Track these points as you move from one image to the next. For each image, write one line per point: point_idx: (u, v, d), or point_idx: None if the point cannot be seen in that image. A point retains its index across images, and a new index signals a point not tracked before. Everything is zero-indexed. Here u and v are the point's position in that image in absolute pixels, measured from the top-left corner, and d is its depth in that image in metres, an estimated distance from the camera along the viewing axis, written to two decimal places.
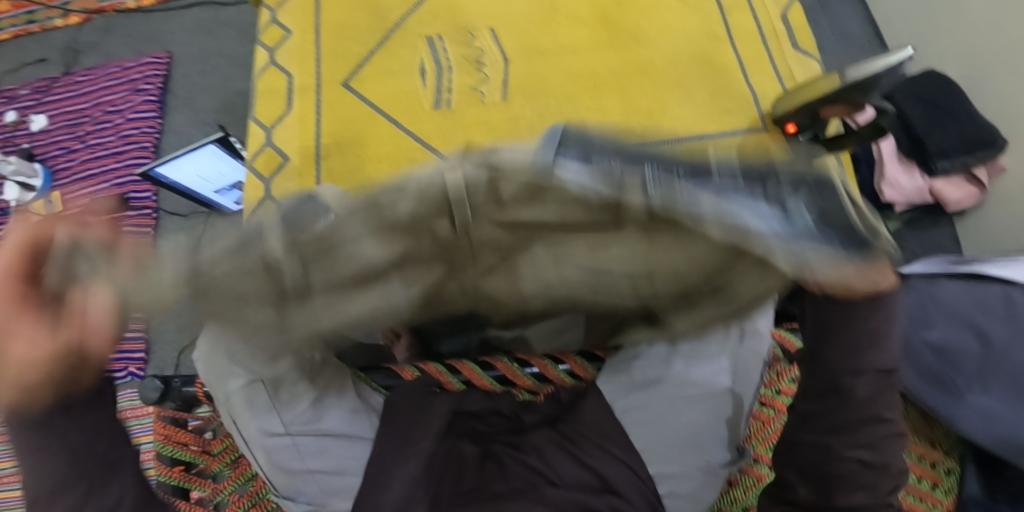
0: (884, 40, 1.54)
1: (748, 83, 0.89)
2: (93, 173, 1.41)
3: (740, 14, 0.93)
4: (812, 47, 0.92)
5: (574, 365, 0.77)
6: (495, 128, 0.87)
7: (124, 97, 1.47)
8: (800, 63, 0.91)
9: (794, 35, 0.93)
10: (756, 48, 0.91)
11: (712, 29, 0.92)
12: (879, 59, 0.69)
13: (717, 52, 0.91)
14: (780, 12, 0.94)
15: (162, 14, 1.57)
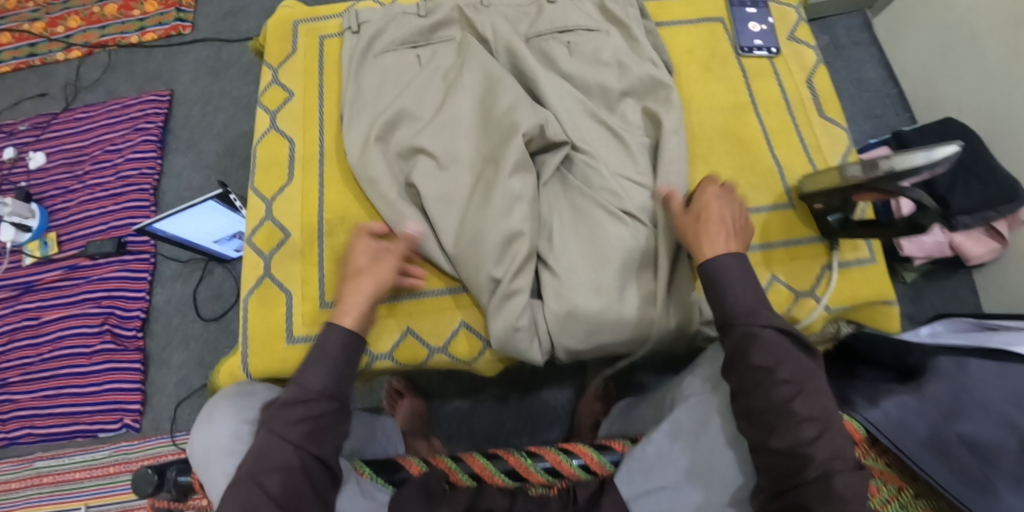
0: (900, 85, 1.51)
1: (774, 157, 0.88)
2: (90, 214, 1.38)
3: (762, 79, 0.93)
4: (838, 116, 0.92)
5: (590, 459, 0.75)
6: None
7: (124, 135, 1.44)
8: (825, 132, 0.90)
9: (820, 102, 0.93)
10: (782, 118, 0.91)
11: (736, 97, 0.92)
12: (919, 151, 0.66)
13: (741, 123, 0.90)
14: (805, 77, 0.94)
15: (166, 50, 1.55)
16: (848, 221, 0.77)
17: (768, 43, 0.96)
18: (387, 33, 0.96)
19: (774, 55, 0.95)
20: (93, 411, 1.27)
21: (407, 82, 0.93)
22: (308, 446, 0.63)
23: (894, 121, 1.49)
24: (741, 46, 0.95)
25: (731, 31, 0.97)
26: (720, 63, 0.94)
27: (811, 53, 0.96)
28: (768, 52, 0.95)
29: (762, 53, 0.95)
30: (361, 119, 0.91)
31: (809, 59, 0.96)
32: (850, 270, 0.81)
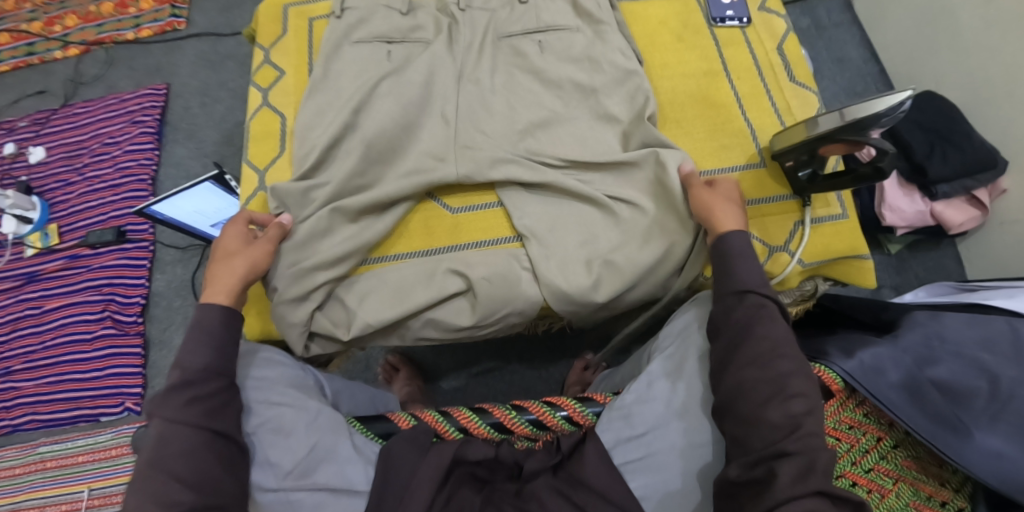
0: (881, 63, 1.53)
1: (746, 119, 0.91)
2: (91, 205, 1.41)
3: (734, 48, 0.96)
4: (809, 80, 0.95)
5: (573, 410, 0.77)
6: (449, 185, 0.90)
7: (122, 128, 1.47)
8: (797, 96, 0.93)
9: (791, 68, 0.95)
10: (754, 84, 0.94)
11: (708, 65, 0.95)
12: (878, 98, 0.69)
13: (713, 88, 0.93)
14: (776, 45, 0.97)
15: (163, 46, 1.58)
16: (817, 175, 0.81)
17: (740, 13, 0.99)
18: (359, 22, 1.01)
19: (745, 25, 0.98)
20: (96, 396, 1.29)
21: (372, 74, 0.96)
22: (205, 423, 0.65)
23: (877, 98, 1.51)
24: (714, 17, 0.98)
25: (704, 3, 1.00)
26: (693, 34, 0.98)
27: (781, 22, 0.99)
28: (739, 22, 0.98)
29: (734, 23, 0.98)
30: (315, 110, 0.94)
31: (779, 27, 0.99)
32: (822, 225, 0.84)
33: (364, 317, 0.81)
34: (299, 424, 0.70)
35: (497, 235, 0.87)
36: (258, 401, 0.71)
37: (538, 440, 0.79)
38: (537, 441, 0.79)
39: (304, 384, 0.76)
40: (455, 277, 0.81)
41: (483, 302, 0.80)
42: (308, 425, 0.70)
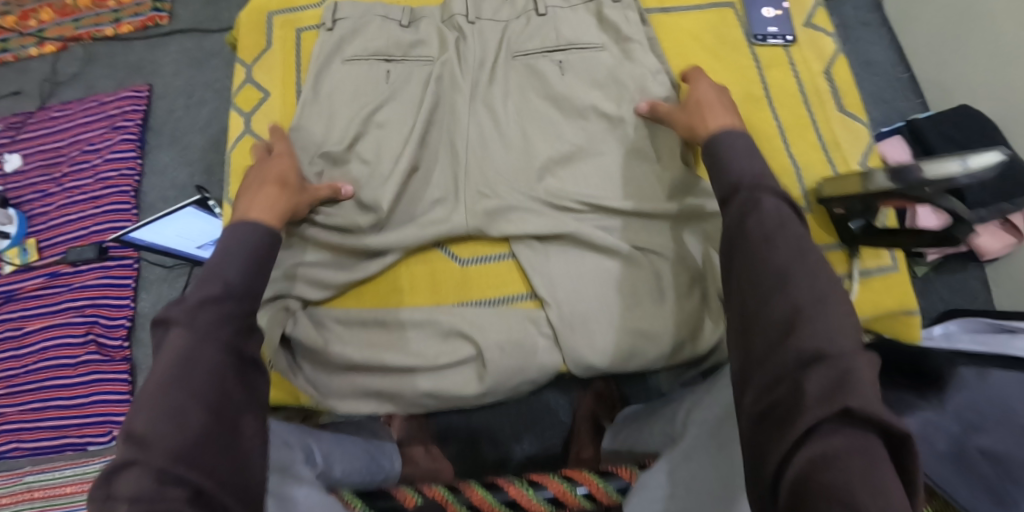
0: (910, 69, 1.44)
1: (790, 155, 0.83)
2: (71, 218, 1.32)
3: (777, 71, 0.88)
4: (859, 110, 0.86)
5: (594, 488, 0.71)
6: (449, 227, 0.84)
7: (101, 134, 1.37)
8: (845, 127, 0.85)
9: (839, 96, 0.87)
10: (798, 112, 0.85)
11: (748, 89, 0.87)
12: (954, 157, 0.60)
13: (755, 116, 0.85)
14: (823, 68, 0.88)
15: (144, 42, 1.47)
16: (872, 226, 0.73)
17: (784, 30, 0.90)
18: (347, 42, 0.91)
19: (789, 43, 0.89)
20: (82, 424, 1.23)
21: (368, 98, 0.87)
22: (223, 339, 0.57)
23: (905, 106, 1.42)
24: (754, 34, 0.89)
25: (744, 18, 0.91)
26: (732, 52, 0.89)
27: (829, 42, 0.90)
28: (783, 40, 0.89)
29: (778, 41, 0.89)
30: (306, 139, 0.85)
31: (828, 47, 0.90)
32: (871, 278, 0.77)
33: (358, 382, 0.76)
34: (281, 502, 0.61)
35: (509, 291, 0.80)
36: None
37: None
38: None
39: (288, 463, 0.67)
40: (464, 342, 0.76)
41: (490, 372, 0.74)
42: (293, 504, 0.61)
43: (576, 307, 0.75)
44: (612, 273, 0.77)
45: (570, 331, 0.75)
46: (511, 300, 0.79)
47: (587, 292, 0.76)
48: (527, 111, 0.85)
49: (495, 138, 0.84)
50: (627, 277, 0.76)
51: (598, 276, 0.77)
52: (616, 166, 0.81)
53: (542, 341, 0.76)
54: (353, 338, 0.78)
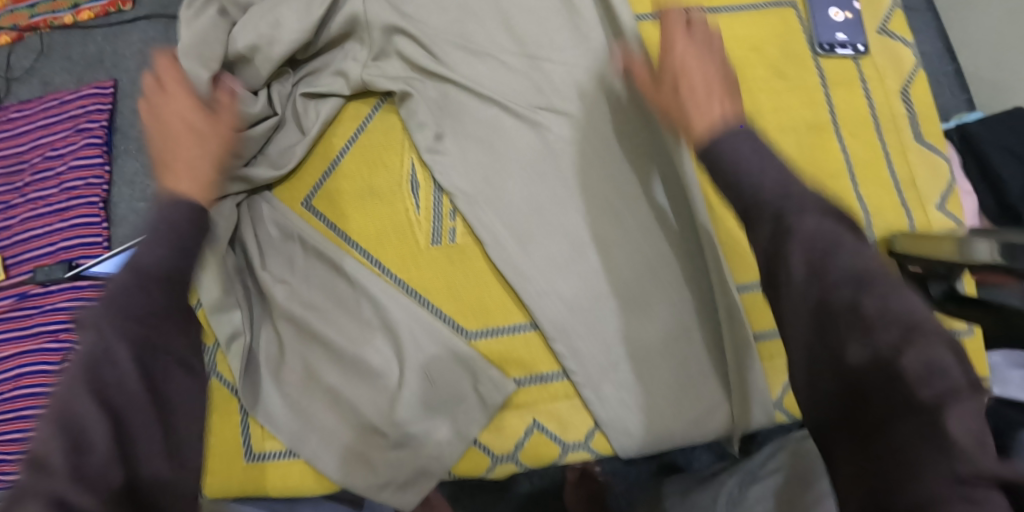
0: (957, 59, 1.30)
1: (860, 199, 0.70)
2: (36, 233, 1.21)
3: (846, 90, 0.74)
4: (941, 141, 0.73)
5: None
6: (441, 282, 0.65)
7: (65, 138, 1.25)
8: (923, 160, 0.72)
9: (917, 122, 0.73)
10: (869, 143, 0.72)
11: (812, 113, 0.73)
12: None
13: (821, 152, 0.71)
14: (900, 86, 0.74)
15: (106, 31, 1.32)
16: None
17: (854, 38, 0.75)
18: (264, 39, 0.74)
19: (859, 54, 0.75)
20: None
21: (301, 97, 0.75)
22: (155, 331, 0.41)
23: (948, 103, 1.29)
24: (820, 43, 0.75)
25: (807, 22, 0.76)
26: (794, 66, 0.74)
27: (908, 52, 0.76)
28: (854, 51, 0.75)
29: (846, 52, 0.75)
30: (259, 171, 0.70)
31: (905, 59, 0.76)
32: None
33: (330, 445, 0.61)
34: None
35: (540, 368, 0.63)
36: None
37: None
38: None
39: None
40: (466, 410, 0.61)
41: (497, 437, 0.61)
42: None
43: (597, 338, 0.62)
44: (616, 289, 0.64)
45: (624, 421, 0.61)
46: (540, 378, 0.63)
47: (591, 312, 0.63)
48: (571, 145, 0.69)
49: (530, 178, 0.68)
50: (638, 298, 0.64)
51: (604, 291, 0.63)
52: (606, 181, 0.68)
53: (494, 375, 0.61)
54: (319, 383, 0.62)
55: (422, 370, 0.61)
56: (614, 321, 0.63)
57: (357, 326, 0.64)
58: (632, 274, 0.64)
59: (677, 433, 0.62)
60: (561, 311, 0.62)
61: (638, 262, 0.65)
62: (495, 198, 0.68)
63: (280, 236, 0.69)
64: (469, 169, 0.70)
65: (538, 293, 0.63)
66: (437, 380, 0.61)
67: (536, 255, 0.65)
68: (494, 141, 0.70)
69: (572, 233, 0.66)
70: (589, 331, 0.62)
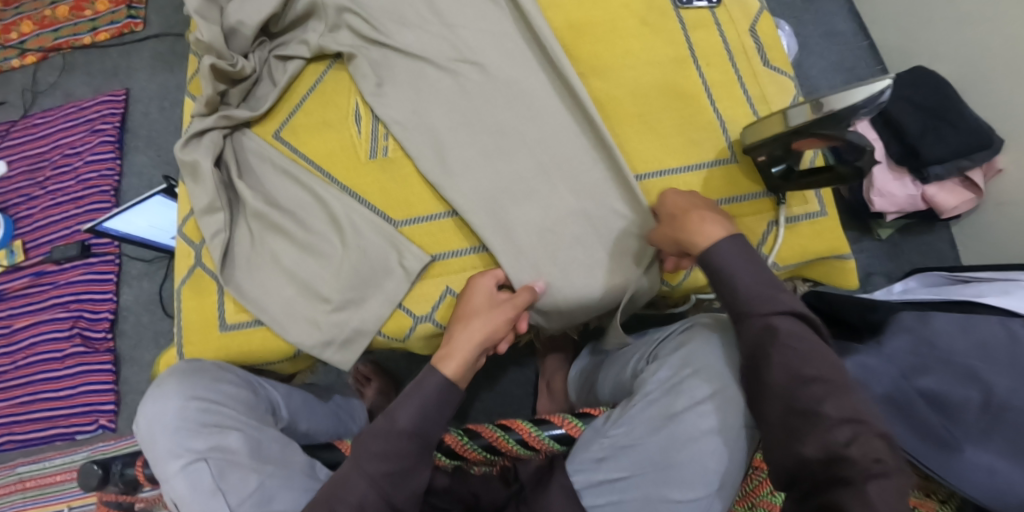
0: (871, 36, 1.45)
1: (716, 110, 0.84)
2: (55, 219, 1.37)
3: (704, 31, 0.88)
4: (783, 64, 0.88)
5: (528, 434, 0.74)
6: (375, 186, 0.81)
7: (81, 138, 1.43)
8: (772, 81, 0.86)
9: (764, 50, 0.88)
10: (725, 70, 0.86)
11: (675, 51, 0.87)
12: (857, 87, 0.61)
13: (682, 78, 0.86)
14: (749, 26, 0.89)
15: (120, 49, 1.52)
16: (792, 171, 0.75)
17: None
18: (249, 16, 0.90)
19: (714, 5, 0.90)
20: (69, 414, 1.27)
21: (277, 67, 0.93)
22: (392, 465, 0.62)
23: (865, 73, 1.43)
24: None
25: None
26: (661, 17, 0.89)
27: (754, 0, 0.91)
28: (708, 2, 0.90)
29: (702, 3, 0.90)
30: (239, 111, 0.86)
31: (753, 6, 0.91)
32: (799, 224, 0.79)
33: (292, 310, 0.75)
34: (248, 445, 0.65)
35: (453, 246, 0.79)
36: (205, 422, 0.65)
37: (495, 465, 0.77)
38: (494, 465, 0.77)
39: (257, 408, 0.71)
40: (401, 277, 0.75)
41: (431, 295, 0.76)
42: (258, 446, 0.66)
43: (512, 219, 0.79)
44: (525, 182, 0.80)
45: (538, 298, 0.77)
46: (453, 254, 0.78)
47: (507, 203, 0.79)
48: (481, 80, 0.85)
49: (448, 106, 0.84)
50: (543, 190, 0.80)
51: (515, 186, 0.80)
52: (516, 103, 0.84)
53: (412, 253, 0.76)
54: (285, 260, 0.77)
55: (361, 249, 0.76)
56: (522, 210, 0.79)
57: (314, 218, 0.79)
58: (541, 171, 0.81)
59: (577, 292, 0.77)
60: (481, 197, 0.79)
61: (545, 163, 0.81)
62: (420, 122, 0.84)
63: (257, 158, 0.85)
64: (402, 101, 0.85)
65: (460, 187, 0.80)
66: (370, 256, 0.76)
67: (453, 162, 0.81)
68: (417, 80, 0.86)
69: (484, 146, 0.82)
70: (506, 215, 0.79)
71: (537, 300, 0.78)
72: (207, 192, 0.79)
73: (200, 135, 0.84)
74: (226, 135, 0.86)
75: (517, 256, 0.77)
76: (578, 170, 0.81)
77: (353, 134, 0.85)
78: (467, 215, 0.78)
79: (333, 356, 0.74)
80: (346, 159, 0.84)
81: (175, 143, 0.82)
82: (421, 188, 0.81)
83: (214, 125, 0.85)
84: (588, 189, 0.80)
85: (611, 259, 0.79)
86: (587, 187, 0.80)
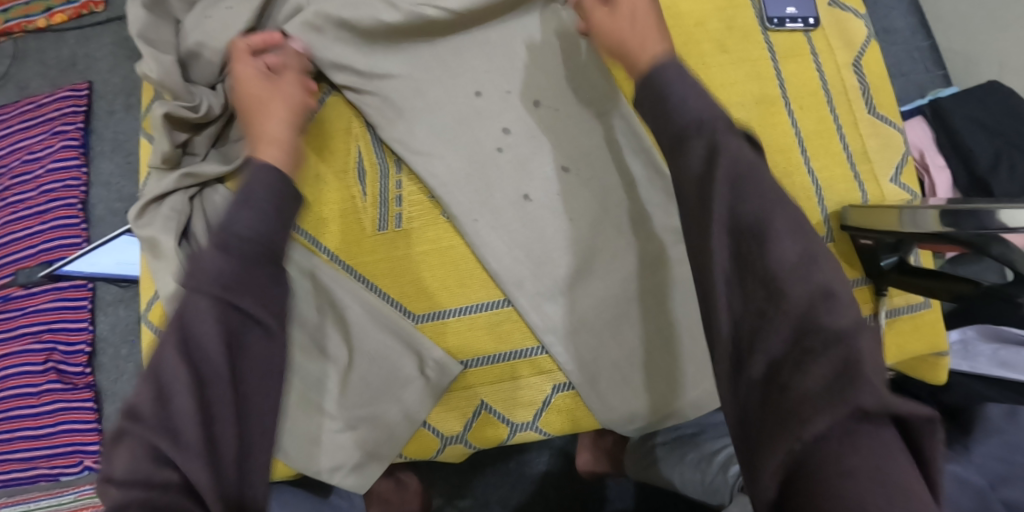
0: (931, 36, 1.29)
1: (811, 174, 0.71)
2: (16, 236, 1.21)
3: (796, 64, 0.74)
4: (891, 112, 0.74)
5: None
6: (386, 266, 0.72)
7: (41, 141, 1.25)
8: (875, 133, 0.73)
9: (869, 92, 0.74)
10: (821, 116, 0.73)
11: (762, 88, 0.73)
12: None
13: (769, 127, 0.72)
14: (851, 58, 0.75)
15: (80, 33, 1.32)
16: (905, 265, 0.63)
17: (805, 11, 0.75)
18: (210, 36, 0.74)
19: (810, 28, 0.75)
20: (51, 456, 1.16)
21: None
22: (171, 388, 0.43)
23: (924, 80, 1.29)
24: (769, 17, 0.75)
25: None
26: (742, 41, 0.75)
27: (859, 24, 0.76)
28: (804, 24, 0.75)
29: (797, 25, 0.75)
30: (207, 166, 0.73)
31: (856, 31, 0.76)
32: (899, 319, 0.68)
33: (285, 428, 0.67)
34: None
35: (486, 350, 0.71)
36: None
37: None
38: None
39: None
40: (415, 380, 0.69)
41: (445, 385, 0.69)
42: None
43: (558, 295, 0.70)
44: (566, 248, 0.71)
45: (605, 383, 0.70)
46: (486, 360, 0.71)
47: (553, 273, 0.71)
48: (508, 123, 0.73)
49: (472, 156, 0.73)
50: (591, 258, 0.71)
51: (556, 255, 0.71)
52: (552, 154, 0.73)
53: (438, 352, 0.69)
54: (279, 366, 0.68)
55: (369, 355, 0.69)
56: (570, 281, 0.71)
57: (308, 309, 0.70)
58: (591, 236, 0.71)
59: (642, 372, 0.71)
60: (521, 268, 0.71)
61: (594, 226, 0.72)
62: (442, 171, 0.72)
63: None
64: (419, 151, 0.73)
65: (500, 259, 0.71)
66: (384, 363, 0.69)
67: (489, 228, 0.71)
68: (418, 118, 0.74)
69: (508, 197, 0.72)
70: (551, 291, 0.70)
71: (601, 384, 0.70)
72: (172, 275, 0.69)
73: (159, 200, 0.72)
74: (192, 194, 0.74)
75: (569, 336, 0.70)
76: (631, 236, 0.72)
77: (361, 198, 0.74)
78: (513, 295, 0.70)
79: (342, 479, 0.68)
80: (340, 227, 0.73)
81: (128, 215, 0.71)
82: (448, 270, 0.72)
83: (177, 186, 0.72)
84: (670, 269, 0.71)
85: (671, 330, 0.71)
86: (642, 254, 0.72)
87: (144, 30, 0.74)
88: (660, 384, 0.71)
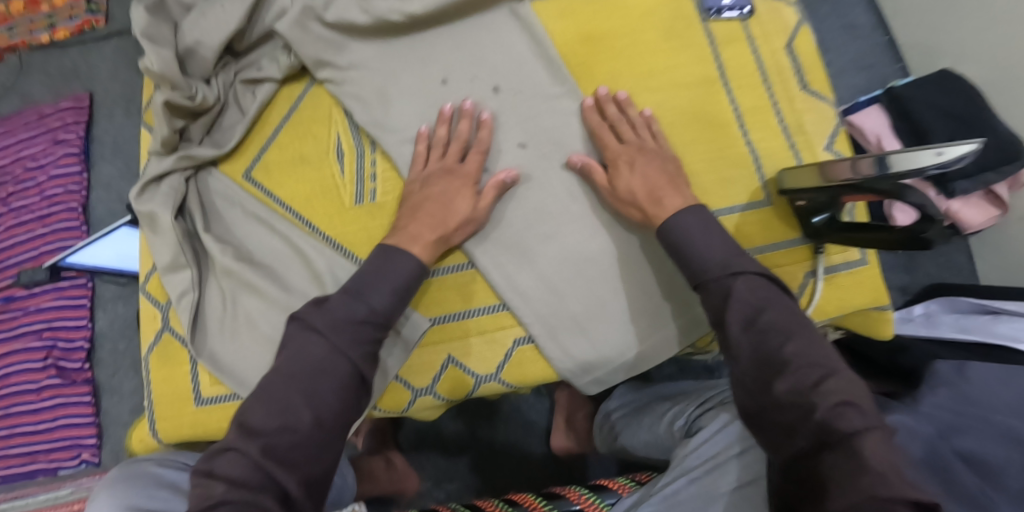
0: (890, 31, 1.36)
1: (750, 144, 0.76)
2: (19, 239, 1.26)
3: (735, 48, 0.80)
4: (824, 88, 0.80)
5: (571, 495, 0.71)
6: (363, 235, 0.77)
7: (44, 148, 1.32)
8: (813, 108, 0.78)
9: (802, 71, 0.80)
10: (758, 94, 0.78)
11: (704, 70, 0.79)
12: (929, 148, 0.56)
13: (711, 104, 0.78)
14: (785, 43, 0.81)
15: (81, 48, 1.39)
16: (836, 221, 0.68)
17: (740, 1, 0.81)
18: (206, 34, 0.81)
19: (746, 16, 0.81)
20: (49, 449, 1.19)
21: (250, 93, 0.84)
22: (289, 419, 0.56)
23: (885, 72, 1.35)
24: (707, 7, 0.81)
25: None
26: (685, 30, 0.80)
27: (791, 12, 0.82)
28: (740, 13, 0.81)
29: (734, 14, 0.81)
30: (202, 150, 0.79)
31: (789, 18, 0.82)
32: (839, 274, 0.73)
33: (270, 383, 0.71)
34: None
35: (456, 308, 0.76)
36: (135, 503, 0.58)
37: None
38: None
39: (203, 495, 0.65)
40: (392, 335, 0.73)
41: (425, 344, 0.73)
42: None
43: (522, 257, 0.75)
44: (531, 214, 0.76)
45: (567, 338, 0.74)
46: (459, 317, 0.76)
47: (519, 238, 0.76)
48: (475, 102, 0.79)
49: None
50: (553, 222, 0.76)
51: (521, 221, 0.76)
52: (514, 130, 0.78)
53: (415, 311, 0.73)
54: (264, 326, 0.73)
55: None
56: (533, 245, 0.76)
57: (290, 272, 0.76)
58: (553, 203, 0.77)
59: (604, 327, 0.74)
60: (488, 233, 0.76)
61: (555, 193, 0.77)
62: (411, 146, 0.78)
63: (224, 201, 0.80)
64: (389, 130, 0.78)
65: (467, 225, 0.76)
66: None
67: None
68: (390, 101, 0.79)
69: None
70: (516, 254, 0.75)
71: (564, 339, 0.74)
72: (169, 247, 0.75)
73: (159, 180, 0.78)
74: (189, 176, 0.81)
75: (534, 295, 0.75)
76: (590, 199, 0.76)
77: (339, 174, 0.79)
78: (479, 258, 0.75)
79: None
80: (320, 200, 0.78)
81: (130, 193, 0.77)
82: None
83: (175, 167, 0.79)
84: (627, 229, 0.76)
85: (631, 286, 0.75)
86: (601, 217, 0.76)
87: (147, 29, 0.79)
88: (621, 336, 0.74)
